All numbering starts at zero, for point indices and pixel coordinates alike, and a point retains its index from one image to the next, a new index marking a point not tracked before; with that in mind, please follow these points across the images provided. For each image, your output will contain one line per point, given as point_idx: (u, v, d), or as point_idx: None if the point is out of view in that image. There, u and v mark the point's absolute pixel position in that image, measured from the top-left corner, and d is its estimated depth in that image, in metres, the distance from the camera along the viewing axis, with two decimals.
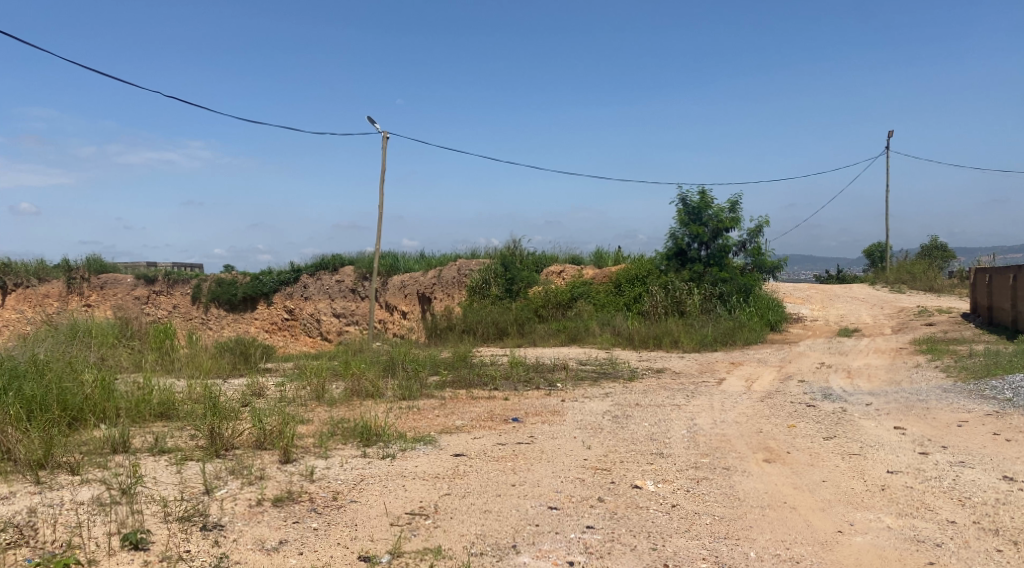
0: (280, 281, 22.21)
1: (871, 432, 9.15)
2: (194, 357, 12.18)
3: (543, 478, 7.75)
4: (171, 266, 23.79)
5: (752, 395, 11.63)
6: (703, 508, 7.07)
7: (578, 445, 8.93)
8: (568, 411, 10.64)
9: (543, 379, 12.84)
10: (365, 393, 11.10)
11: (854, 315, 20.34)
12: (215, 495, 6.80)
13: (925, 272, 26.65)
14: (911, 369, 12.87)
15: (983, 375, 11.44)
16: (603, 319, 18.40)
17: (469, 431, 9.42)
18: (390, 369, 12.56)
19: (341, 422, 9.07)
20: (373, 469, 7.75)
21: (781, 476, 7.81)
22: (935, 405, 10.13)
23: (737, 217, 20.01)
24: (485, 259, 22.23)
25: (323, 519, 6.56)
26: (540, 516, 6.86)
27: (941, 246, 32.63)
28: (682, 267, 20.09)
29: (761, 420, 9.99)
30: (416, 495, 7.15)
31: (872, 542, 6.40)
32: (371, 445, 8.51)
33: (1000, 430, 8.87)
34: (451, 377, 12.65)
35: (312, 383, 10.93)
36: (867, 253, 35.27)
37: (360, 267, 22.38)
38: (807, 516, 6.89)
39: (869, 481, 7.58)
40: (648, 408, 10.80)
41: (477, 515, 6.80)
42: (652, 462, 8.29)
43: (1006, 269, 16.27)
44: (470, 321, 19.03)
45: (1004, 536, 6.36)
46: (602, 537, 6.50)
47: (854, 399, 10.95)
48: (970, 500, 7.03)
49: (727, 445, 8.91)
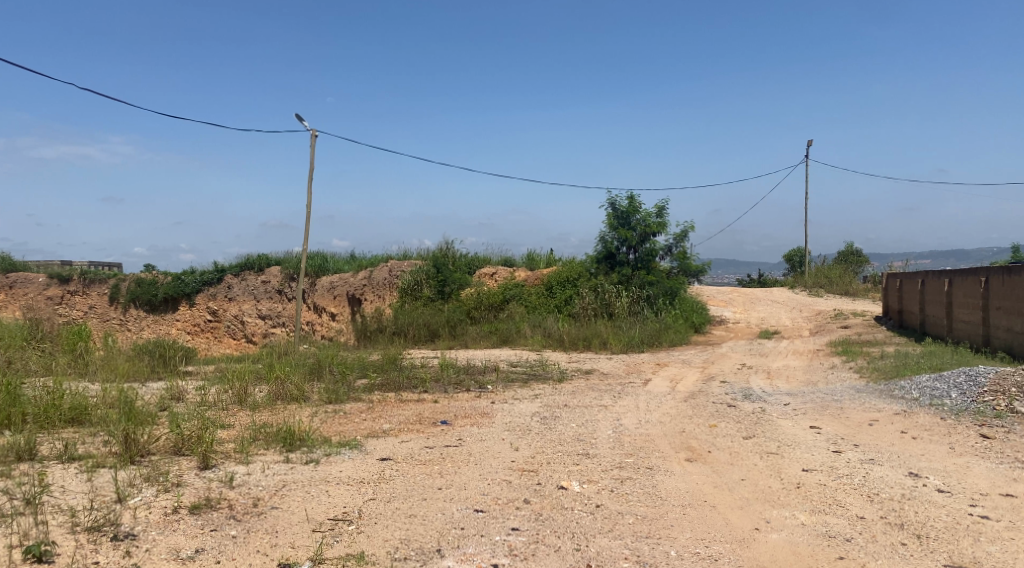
0: (204, 281, 21.75)
1: (788, 432, 9.42)
2: (109, 360, 11.84)
3: (470, 481, 7.76)
4: (87, 265, 23.09)
5: (676, 396, 11.87)
6: (626, 508, 7.18)
7: (506, 447, 8.97)
8: (497, 413, 10.67)
9: (474, 382, 12.84)
10: (289, 397, 10.91)
11: (775, 318, 20.92)
12: (128, 503, 6.60)
13: (841, 277, 27.58)
14: (827, 369, 13.37)
15: (893, 376, 11.89)
16: (534, 321, 18.53)
17: (396, 435, 9.37)
18: (316, 371, 12.41)
19: (263, 427, 8.91)
20: (295, 475, 7.63)
21: (701, 476, 7.98)
22: (848, 405, 10.49)
23: (664, 222, 20.36)
24: (416, 261, 22.12)
25: (242, 527, 6.45)
26: (465, 519, 6.87)
27: (857, 252, 33.84)
28: (612, 270, 20.34)
29: (684, 420, 10.19)
30: (339, 501, 7.09)
31: (787, 538, 6.60)
32: (294, 450, 8.39)
33: (907, 428, 9.23)
34: (380, 380, 12.54)
35: (234, 386, 10.68)
36: (788, 257, 36.21)
37: (287, 268, 21.95)
38: (725, 515, 7.06)
39: (785, 479, 7.82)
40: (576, 409, 10.92)
41: (401, 520, 6.77)
42: (578, 463, 8.39)
43: (915, 274, 16.95)
44: (401, 323, 18.86)
45: (909, 531, 6.61)
46: (526, 539, 6.55)
47: (772, 399, 11.27)
48: (878, 495, 7.31)
49: (650, 445, 9.07)
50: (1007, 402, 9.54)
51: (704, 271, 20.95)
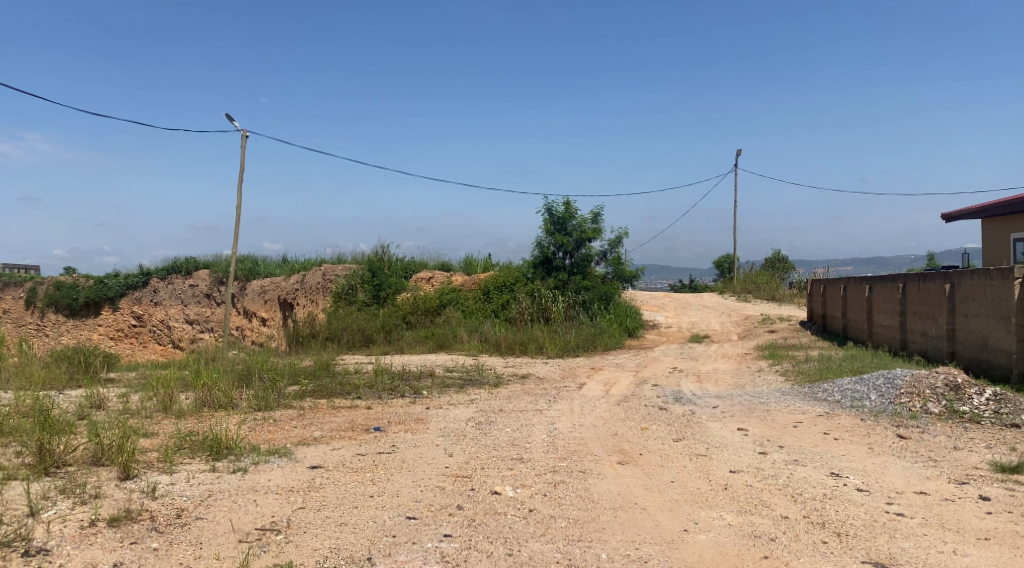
0: (128, 285, 21.17)
1: (717, 434, 9.60)
2: (24, 368, 11.42)
3: (402, 488, 7.70)
4: (2, 269, 22.25)
5: (610, 399, 11.99)
6: (559, 512, 7.22)
7: (440, 453, 8.93)
8: (431, 418, 10.62)
9: (408, 387, 12.75)
10: (216, 404, 10.68)
11: (705, 323, 21.30)
12: (41, 517, 6.37)
13: (769, 283, 28.27)
14: (754, 373, 13.68)
15: (817, 378, 12.23)
16: (471, 327, 18.51)
17: (328, 442, 9.24)
18: (246, 378, 12.17)
19: (189, 435, 8.70)
20: (221, 484, 7.47)
21: (633, 478, 8.07)
22: (774, 407, 10.74)
23: (599, 228, 20.57)
24: (350, 265, 21.86)
25: (164, 539, 6.28)
26: (397, 527, 6.82)
27: (784, 259, 34.76)
28: (548, 275, 20.46)
29: (617, 423, 10.30)
30: (268, 510, 6.96)
31: (715, 539, 6.72)
32: (220, 458, 8.21)
33: (830, 430, 9.49)
34: (312, 387, 12.35)
35: (158, 393, 10.40)
36: (719, 263, 36.95)
37: (216, 271, 21.49)
38: (656, 517, 7.15)
39: (713, 481, 7.96)
40: (511, 414, 10.93)
41: (331, 529, 6.68)
42: (512, 468, 8.40)
43: (838, 280, 17.48)
44: (334, 329, 18.62)
45: (830, 529, 6.79)
46: (458, 545, 6.53)
47: (702, 402, 11.48)
48: (801, 495, 7.49)
49: (584, 449, 9.13)
50: (922, 404, 9.91)
51: (638, 277, 21.22)
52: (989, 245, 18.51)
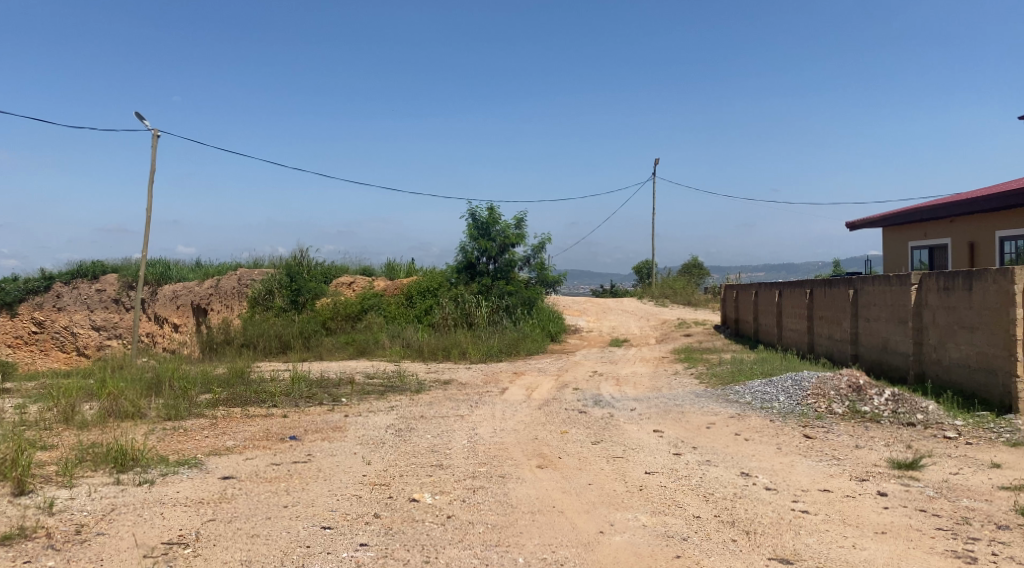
0: (28, 289, 20.27)
1: (634, 436, 9.74)
2: None
3: (318, 497, 7.56)
4: None
5: (531, 404, 12.03)
6: (477, 518, 7.19)
7: (357, 461, 8.80)
8: (350, 426, 10.46)
9: (326, 394, 12.55)
10: (122, 414, 10.30)
11: (624, 327, 21.60)
12: None
13: (685, 288, 28.89)
14: (671, 375, 13.93)
15: (730, 381, 12.53)
16: (392, 332, 18.37)
17: (241, 452, 9.01)
18: (155, 386, 11.77)
19: (91, 447, 8.36)
20: (125, 497, 7.20)
21: (551, 482, 8.10)
22: (689, 409, 10.96)
23: (522, 233, 20.73)
24: (267, 269, 21.40)
25: (62, 557, 6.02)
26: (311, 537, 6.68)
27: (700, 265, 35.57)
28: (471, 280, 20.41)
29: (537, 428, 10.32)
30: (175, 523, 6.74)
31: (629, 540, 6.79)
32: (125, 471, 7.91)
33: (741, 430, 9.73)
34: (226, 395, 12.02)
35: (59, 404, 9.96)
36: (638, 268, 37.57)
37: (124, 276, 20.78)
38: (572, 520, 7.18)
39: (629, 482, 8.06)
40: (431, 420, 10.85)
41: (242, 541, 6.51)
42: (430, 474, 8.34)
43: (750, 285, 17.97)
44: (250, 335, 18.22)
45: (739, 528, 6.95)
46: (374, 554, 6.44)
47: (620, 405, 11.62)
48: (713, 495, 7.65)
49: (503, 453, 9.12)
50: (827, 405, 10.25)
51: (560, 282, 21.43)
52: (890, 252, 19.30)
